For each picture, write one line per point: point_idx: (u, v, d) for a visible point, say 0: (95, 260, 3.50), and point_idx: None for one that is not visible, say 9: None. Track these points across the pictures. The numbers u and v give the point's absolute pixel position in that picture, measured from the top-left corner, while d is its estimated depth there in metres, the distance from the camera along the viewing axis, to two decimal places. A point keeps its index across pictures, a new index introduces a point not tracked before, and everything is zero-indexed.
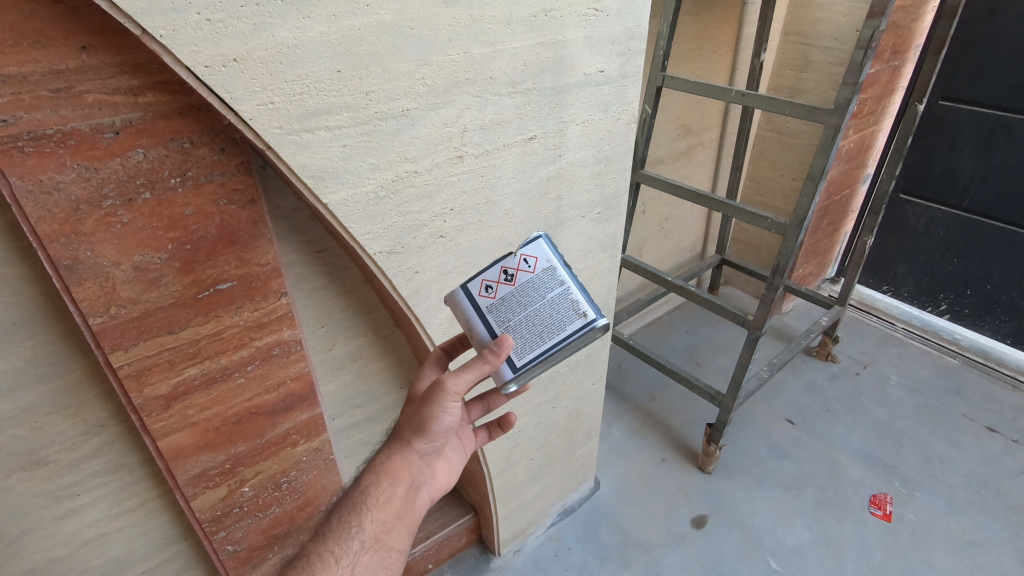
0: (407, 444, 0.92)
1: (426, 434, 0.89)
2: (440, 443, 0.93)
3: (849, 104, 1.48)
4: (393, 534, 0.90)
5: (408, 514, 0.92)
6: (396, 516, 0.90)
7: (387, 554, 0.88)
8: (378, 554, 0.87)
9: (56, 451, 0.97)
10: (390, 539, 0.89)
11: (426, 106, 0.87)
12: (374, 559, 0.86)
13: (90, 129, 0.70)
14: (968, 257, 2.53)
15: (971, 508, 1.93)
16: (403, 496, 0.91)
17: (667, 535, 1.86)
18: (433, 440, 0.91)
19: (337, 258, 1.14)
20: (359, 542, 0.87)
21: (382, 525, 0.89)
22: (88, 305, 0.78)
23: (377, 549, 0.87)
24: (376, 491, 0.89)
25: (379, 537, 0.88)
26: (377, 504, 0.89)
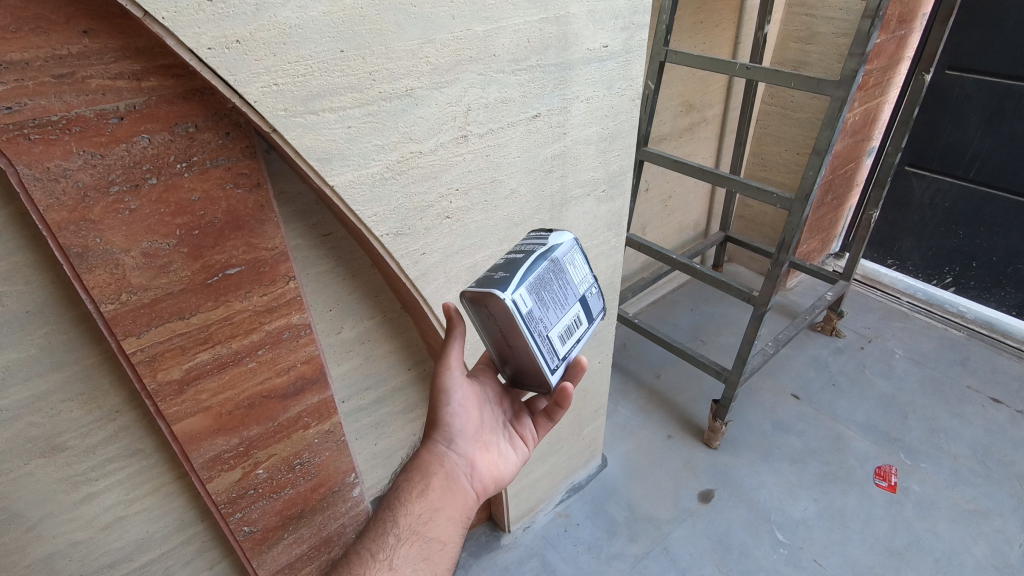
0: (435, 439, 0.92)
1: (443, 421, 0.91)
2: (466, 432, 0.92)
3: (856, 75, 1.46)
4: (434, 526, 0.87)
5: (449, 505, 0.89)
6: (435, 506, 0.88)
7: (427, 545, 0.86)
8: (417, 546, 0.85)
9: (73, 437, 0.98)
10: (430, 530, 0.87)
11: (430, 86, 0.86)
12: (412, 551, 0.84)
13: (94, 115, 0.70)
14: (974, 229, 2.52)
15: (975, 479, 1.95)
16: (439, 488, 0.90)
17: (674, 509, 1.88)
18: (455, 427, 0.91)
19: (343, 242, 1.15)
20: (395, 535, 0.86)
21: (420, 517, 0.87)
22: (99, 292, 0.79)
23: (415, 540, 0.85)
24: (410, 486, 0.90)
25: (417, 529, 0.86)
26: (411, 497, 0.89)
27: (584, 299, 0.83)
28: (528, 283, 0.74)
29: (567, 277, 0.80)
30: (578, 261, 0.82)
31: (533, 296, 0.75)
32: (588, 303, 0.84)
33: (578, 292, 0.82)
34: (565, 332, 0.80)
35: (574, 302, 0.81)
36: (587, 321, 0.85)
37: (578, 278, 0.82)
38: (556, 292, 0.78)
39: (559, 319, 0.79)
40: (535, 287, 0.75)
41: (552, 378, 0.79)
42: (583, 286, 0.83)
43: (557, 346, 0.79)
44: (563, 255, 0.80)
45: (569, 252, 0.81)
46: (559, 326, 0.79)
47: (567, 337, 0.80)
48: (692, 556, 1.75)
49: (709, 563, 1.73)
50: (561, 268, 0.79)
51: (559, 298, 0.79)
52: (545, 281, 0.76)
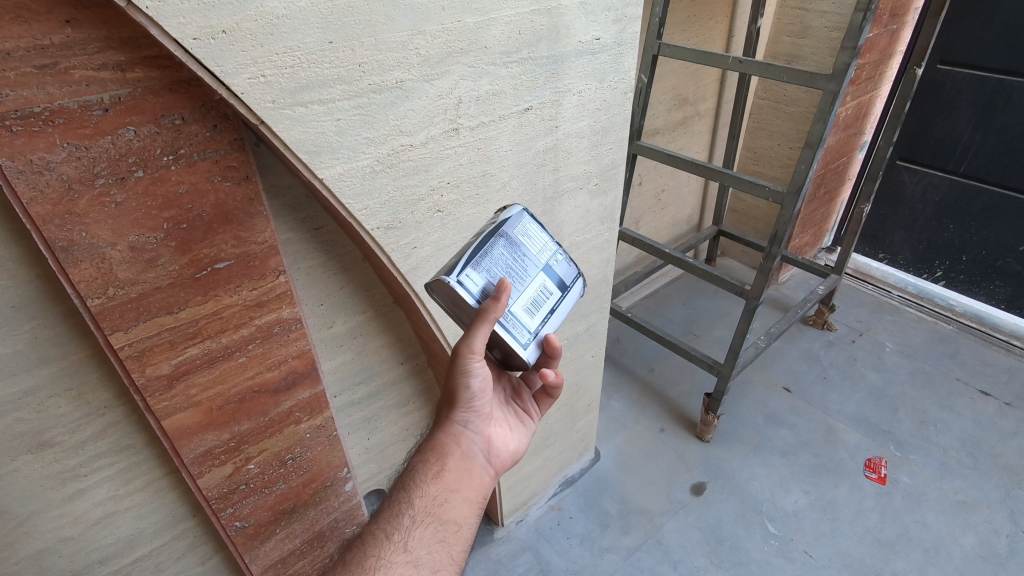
0: (450, 418, 0.94)
1: (462, 401, 0.92)
2: (481, 412, 0.94)
3: (848, 69, 1.46)
4: (449, 508, 0.88)
5: (465, 485, 0.91)
6: (452, 487, 0.90)
7: (442, 527, 0.87)
8: (432, 527, 0.86)
9: (61, 432, 0.97)
10: (446, 511, 0.88)
11: (421, 78, 0.85)
12: (427, 533, 0.85)
13: (78, 107, 0.69)
14: (964, 223, 2.54)
15: (964, 470, 1.97)
16: (456, 468, 0.91)
17: (667, 502, 1.89)
18: (472, 406, 0.93)
19: (334, 236, 1.14)
20: (410, 517, 0.86)
21: (436, 498, 0.88)
22: (86, 286, 0.78)
23: (431, 522, 0.86)
24: (425, 467, 0.90)
25: (433, 511, 0.87)
26: (428, 478, 0.89)
27: (549, 268, 0.87)
28: (475, 263, 0.80)
29: (524, 251, 0.84)
30: (531, 232, 0.86)
31: (483, 277, 0.80)
32: (554, 272, 0.87)
33: (537, 262, 0.85)
34: (530, 305, 0.84)
35: (535, 273, 0.85)
36: (557, 289, 0.88)
37: (537, 249, 0.86)
38: (512, 268, 0.83)
39: (520, 294, 0.83)
40: (484, 267, 0.80)
41: (525, 351, 0.85)
42: (544, 256, 0.87)
43: (521, 320, 0.84)
44: (516, 230, 0.84)
45: (522, 225, 0.85)
46: (521, 299, 0.83)
47: (533, 309, 0.85)
48: (684, 548, 1.76)
49: (701, 555, 1.74)
50: (513, 243, 0.84)
51: (517, 272, 0.83)
52: (494, 260, 0.81)
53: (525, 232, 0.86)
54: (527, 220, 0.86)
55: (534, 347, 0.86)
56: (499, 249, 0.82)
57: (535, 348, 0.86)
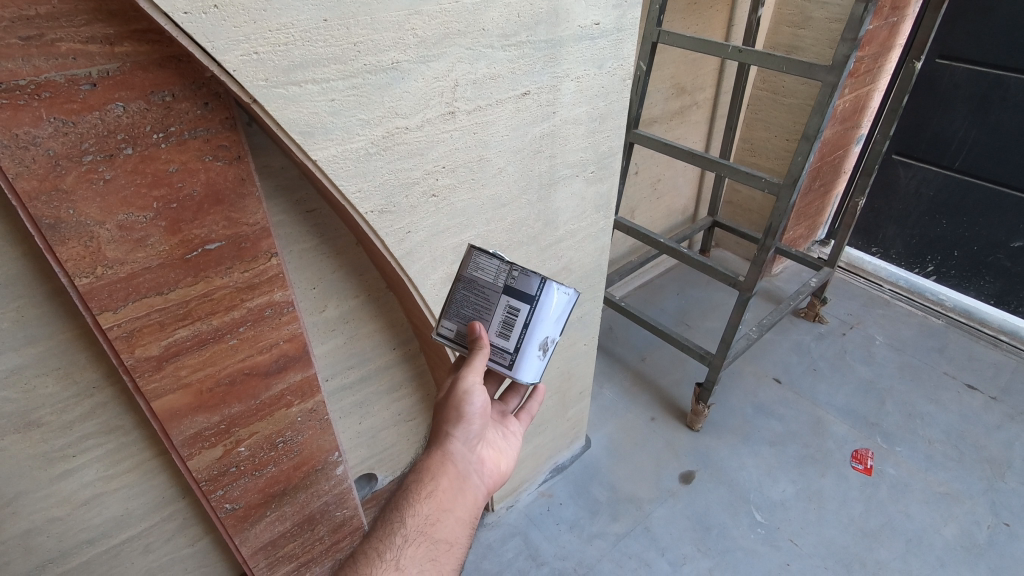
0: (445, 437, 0.91)
1: (462, 418, 0.91)
2: (478, 431, 0.93)
3: (847, 61, 1.45)
4: (442, 527, 0.85)
5: (458, 505, 0.88)
6: (445, 506, 0.86)
7: (434, 546, 0.83)
8: (424, 546, 0.82)
9: (49, 412, 0.96)
10: (438, 531, 0.84)
11: (417, 59, 0.84)
12: (419, 552, 0.81)
13: (66, 80, 0.67)
14: (957, 219, 2.55)
15: (948, 462, 2.00)
16: (450, 487, 0.88)
17: (656, 490, 1.91)
18: (472, 424, 0.92)
19: (328, 220, 1.13)
20: (402, 536, 0.82)
21: (428, 517, 0.85)
22: (73, 265, 0.76)
23: (423, 541, 0.83)
24: (418, 485, 0.87)
25: (426, 529, 0.84)
26: (421, 497, 0.86)
27: (507, 288, 0.88)
28: (446, 314, 0.93)
29: (483, 282, 0.89)
30: (484, 263, 0.89)
31: (456, 322, 0.93)
32: (515, 290, 0.88)
33: (495, 286, 0.89)
34: (502, 328, 0.90)
35: (496, 298, 0.89)
36: (524, 304, 0.88)
37: (494, 276, 0.89)
38: (476, 303, 0.90)
39: (490, 322, 0.90)
40: (453, 314, 0.93)
41: (511, 371, 0.90)
42: (501, 278, 0.88)
43: (499, 345, 0.90)
44: (474, 267, 0.90)
45: (477, 260, 0.90)
46: (492, 326, 0.90)
47: (505, 332, 0.89)
48: (672, 536, 1.78)
49: (688, 542, 1.76)
50: (472, 280, 0.90)
51: (481, 304, 0.90)
52: (460, 304, 0.92)
53: (482, 265, 0.90)
54: (480, 252, 0.90)
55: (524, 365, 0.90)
56: (459, 294, 0.91)
57: (525, 366, 0.90)
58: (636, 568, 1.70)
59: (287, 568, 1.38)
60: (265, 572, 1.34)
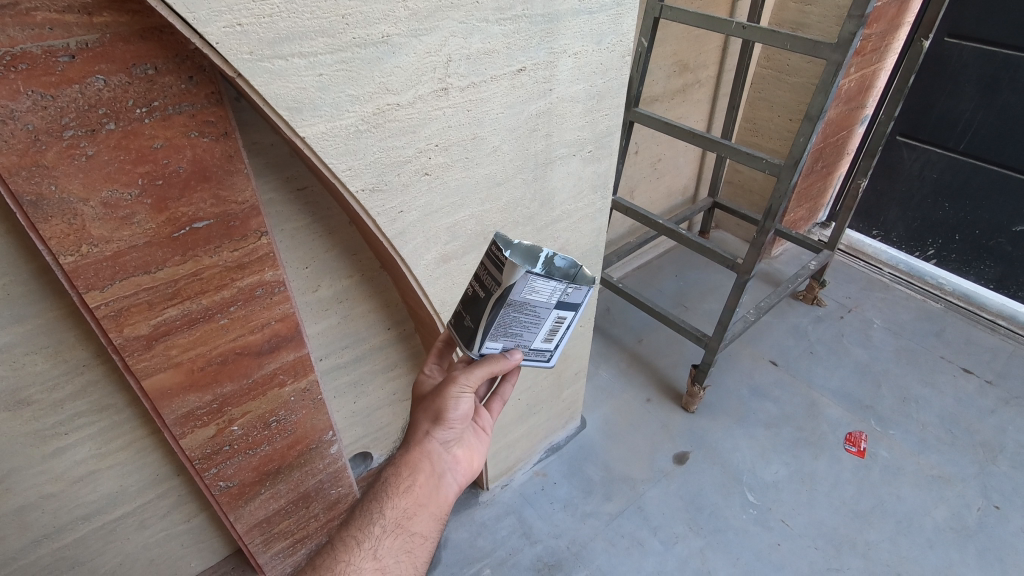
0: (426, 434, 0.92)
1: (444, 419, 0.91)
2: (458, 430, 0.94)
3: (853, 39, 1.41)
4: (417, 521, 0.89)
5: (433, 501, 0.91)
6: (421, 502, 0.90)
7: (409, 538, 0.88)
8: (400, 539, 0.87)
9: (39, 390, 0.96)
10: (414, 524, 0.88)
11: (408, 33, 0.81)
12: (395, 543, 0.86)
13: (43, 52, 0.65)
14: (960, 202, 2.52)
15: (941, 445, 2.01)
16: (427, 483, 0.90)
17: (650, 470, 1.92)
18: (453, 425, 0.92)
19: (319, 198, 1.11)
20: (380, 527, 0.87)
21: (405, 511, 0.88)
22: (57, 243, 0.75)
23: (399, 534, 0.87)
24: (397, 480, 0.89)
25: (402, 523, 0.87)
26: (399, 492, 0.88)
27: (561, 303, 0.81)
28: (490, 335, 0.82)
29: (536, 304, 0.79)
30: (541, 286, 0.76)
31: (501, 340, 0.84)
32: (568, 302, 0.81)
33: (549, 306, 0.80)
34: (548, 334, 0.87)
35: (547, 314, 0.82)
36: (572, 312, 0.84)
37: (549, 295, 0.79)
38: (525, 322, 0.82)
39: (536, 333, 0.86)
40: (499, 334, 0.82)
41: (550, 362, 0.94)
42: (555, 297, 0.79)
43: (540, 347, 0.89)
44: (527, 292, 0.76)
45: (532, 284, 0.75)
46: (538, 335, 0.86)
47: (550, 336, 0.88)
48: (664, 515, 1.80)
49: (680, 522, 1.78)
50: (524, 303, 0.78)
51: (529, 321, 0.82)
52: (507, 325, 0.81)
53: (535, 285, 0.76)
54: (538, 276, 0.75)
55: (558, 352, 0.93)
56: (508, 316, 0.79)
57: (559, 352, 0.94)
58: (628, 547, 1.72)
59: (282, 544, 1.39)
60: (261, 548, 1.35)
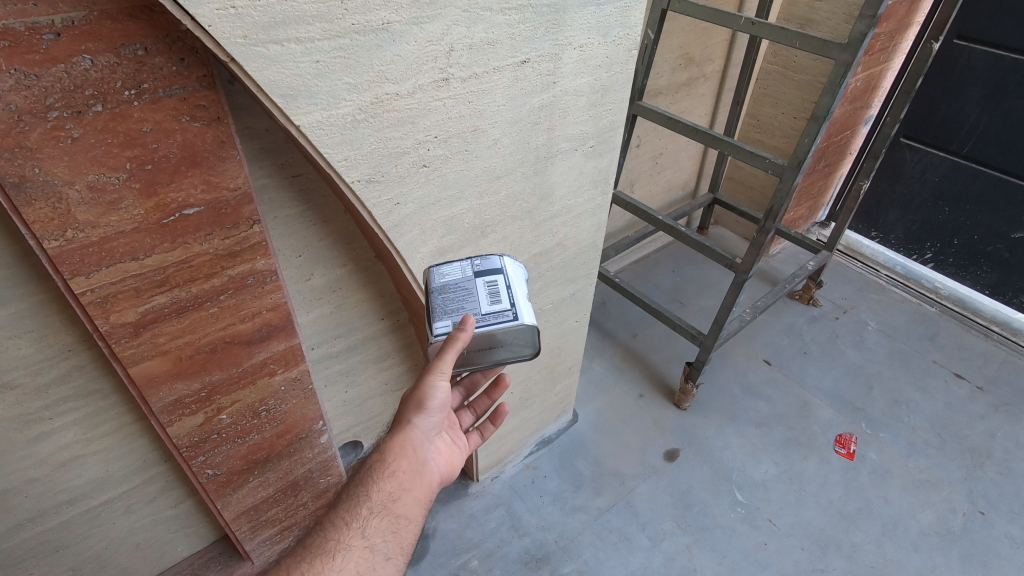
0: (408, 423, 0.95)
1: (425, 409, 0.93)
2: (438, 420, 0.97)
3: (864, 39, 1.39)
4: (402, 504, 0.90)
5: (417, 486, 0.93)
6: (405, 486, 0.91)
7: (396, 520, 0.88)
8: (386, 520, 0.88)
9: (22, 374, 0.94)
10: (399, 507, 0.89)
11: (410, 21, 0.78)
12: (382, 524, 0.87)
13: (26, 29, 0.62)
14: (960, 207, 2.52)
15: (930, 449, 2.02)
16: (410, 469, 0.93)
17: (640, 466, 1.93)
18: (432, 414, 0.95)
19: (314, 185, 1.09)
20: (367, 509, 0.88)
21: (391, 495, 0.89)
22: (41, 227, 0.73)
23: (385, 515, 0.88)
24: (382, 465, 0.91)
25: (388, 505, 0.89)
26: (384, 476, 0.90)
27: (478, 272, 0.93)
28: (433, 316, 0.90)
29: (455, 283, 0.92)
30: (448, 268, 0.95)
31: (448, 318, 0.89)
32: (484, 270, 0.93)
33: (467, 276, 0.93)
34: (492, 297, 0.90)
35: (473, 283, 0.92)
36: (498, 272, 0.93)
37: (461, 272, 0.94)
38: (459, 298, 0.91)
39: (478, 300, 0.90)
40: (442, 313, 0.89)
41: (518, 318, 0.88)
42: (467, 269, 0.94)
43: (496, 310, 0.89)
44: (438, 278, 0.94)
45: (440, 272, 0.95)
46: (481, 299, 0.90)
47: (496, 297, 0.90)
48: (653, 512, 1.80)
49: (668, 519, 1.79)
50: (443, 285, 0.93)
51: (463, 295, 0.91)
52: (444, 306, 0.90)
53: (445, 272, 0.95)
54: (439, 265, 0.96)
55: (526, 312, 0.90)
56: (439, 296, 0.91)
57: (528, 311, 0.89)
58: (616, 542, 1.72)
59: (270, 532, 1.39)
60: (248, 535, 1.35)
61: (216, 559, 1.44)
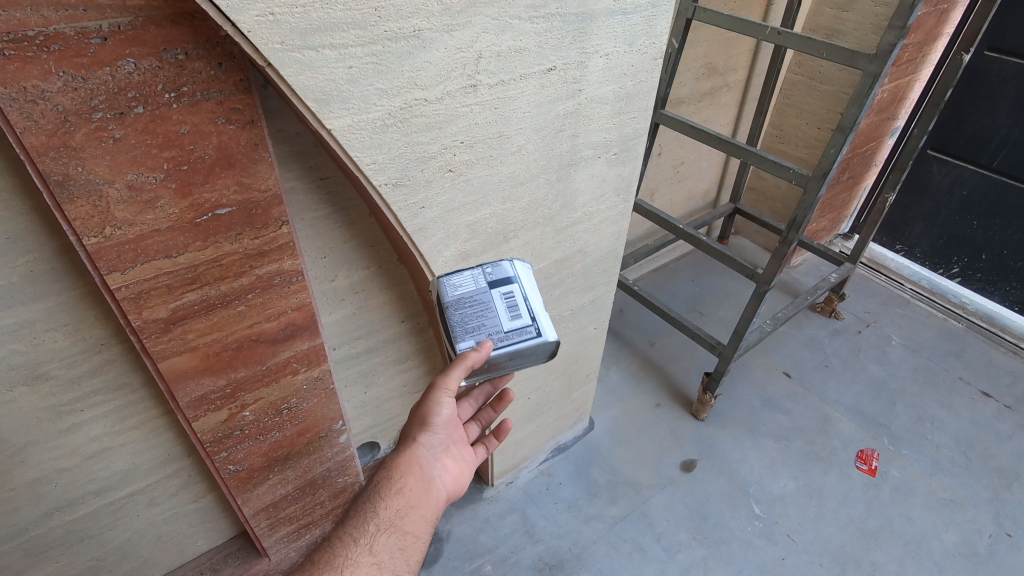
0: (415, 441, 0.99)
1: (429, 425, 0.98)
2: (443, 437, 1.01)
3: (893, 50, 1.38)
4: (409, 521, 0.92)
5: (424, 502, 0.95)
6: (412, 503, 0.94)
7: (402, 537, 0.90)
8: (393, 537, 0.89)
9: (57, 366, 0.97)
10: (406, 523, 0.91)
11: (441, 28, 0.80)
12: (389, 541, 0.88)
13: (75, 33, 0.65)
14: (989, 221, 2.47)
15: (955, 469, 1.97)
16: (417, 486, 0.95)
17: (656, 476, 1.91)
18: (437, 431, 0.99)
19: (342, 189, 1.11)
20: (374, 525, 0.89)
21: (398, 511, 0.92)
22: (82, 224, 0.76)
23: (392, 532, 0.89)
24: (389, 482, 0.94)
25: (395, 521, 0.90)
26: (391, 493, 0.93)
27: (491, 282, 0.92)
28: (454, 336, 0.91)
29: (470, 296, 0.92)
30: (459, 277, 0.93)
31: (468, 338, 0.91)
32: (496, 279, 0.93)
33: (482, 287, 0.92)
34: (511, 311, 0.91)
35: (489, 295, 0.92)
36: (513, 282, 0.93)
37: (474, 282, 0.92)
38: (478, 313, 0.91)
39: (497, 316, 0.91)
40: (462, 332, 0.91)
41: (543, 336, 0.92)
42: (479, 279, 0.92)
43: (518, 326, 0.91)
44: (450, 289, 0.92)
45: (450, 281, 0.93)
46: (502, 314, 0.91)
47: (515, 311, 0.91)
48: (668, 522, 1.79)
49: (684, 530, 1.77)
50: (458, 299, 0.92)
51: (479, 310, 0.91)
52: (461, 322, 0.91)
53: (456, 280, 0.93)
54: (450, 274, 0.94)
55: (547, 327, 0.93)
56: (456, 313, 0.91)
57: (549, 326, 0.92)
58: (630, 552, 1.71)
59: (287, 529, 1.40)
60: (266, 531, 1.36)
61: (234, 555, 1.46)
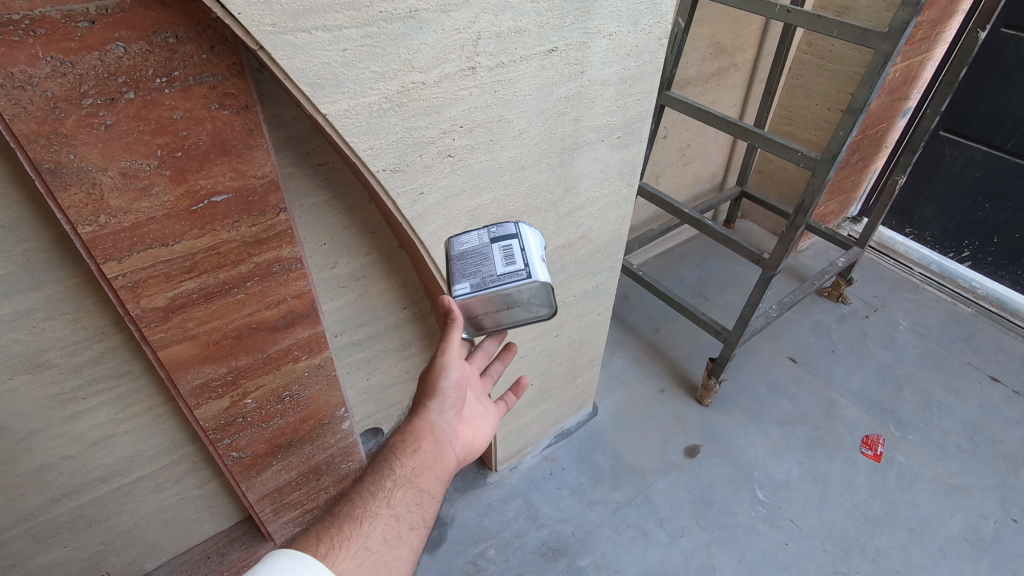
0: (426, 407, 0.96)
1: (439, 389, 0.96)
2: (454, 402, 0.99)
3: (906, 29, 1.33)
4: (425, 480, 0.89)
5: (440, 465, 0.91)
6: (428, 463, 0.90)
7: (419, 494, 0.87)
8: (410, 493, 0.86)
9: (58, 355, 0.96)
10: (422, 482, 0.88)
11: (437, 9, 0.78)
12: (407, 496, 0.85)
13: (62, 17, 0.63)
14: (1002, 203, 2.42)
15: (962, 454, 1.96)
16: (432, 449, 0.92)
17: (660, 461, 1.91)
18: (447, 393, 0.97)
19: (340, 174, 1.10)
20: (391, 482, 0.86)
21: (414, 470, 0.88)
22: (76, 212, 0.75)
23: (410, 489, 0.86)
24: (403, 443, 0.91)
25: (412, 479, 0.87)
26: (406, 453, 0.90)
27: (494, 238, 0.92)
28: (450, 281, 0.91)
29: (472, 250, 0.92)
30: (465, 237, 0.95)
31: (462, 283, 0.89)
32: (500, 235, 0.91)
33: (483, 242, 0.92)
34: (507, 258, 0.88)
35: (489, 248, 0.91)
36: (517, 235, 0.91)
37: (478, 239, 0.93)
38: (475, 264, 0.90)
39: (494, 263, 0.89)
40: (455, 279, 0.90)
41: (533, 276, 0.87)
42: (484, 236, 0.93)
43: (512, 271, 0.87)
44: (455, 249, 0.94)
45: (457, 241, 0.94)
46: (498, 261, 0.89)
47: (510, 259, 0.88)
48: (672, 508, 1.79)
49: (687, 515, 1.77)
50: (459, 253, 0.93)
51: (478, 259, 0.90)
52: (460, 270, 0.90)
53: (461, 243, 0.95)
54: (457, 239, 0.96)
55: (541, 271, 0.88)
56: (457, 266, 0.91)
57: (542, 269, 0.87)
58: (633, 537, 1.72)
59: (292, 514, 1.42)
60: (271, 517, 1.38)
61: (240, 539, 1.48)
